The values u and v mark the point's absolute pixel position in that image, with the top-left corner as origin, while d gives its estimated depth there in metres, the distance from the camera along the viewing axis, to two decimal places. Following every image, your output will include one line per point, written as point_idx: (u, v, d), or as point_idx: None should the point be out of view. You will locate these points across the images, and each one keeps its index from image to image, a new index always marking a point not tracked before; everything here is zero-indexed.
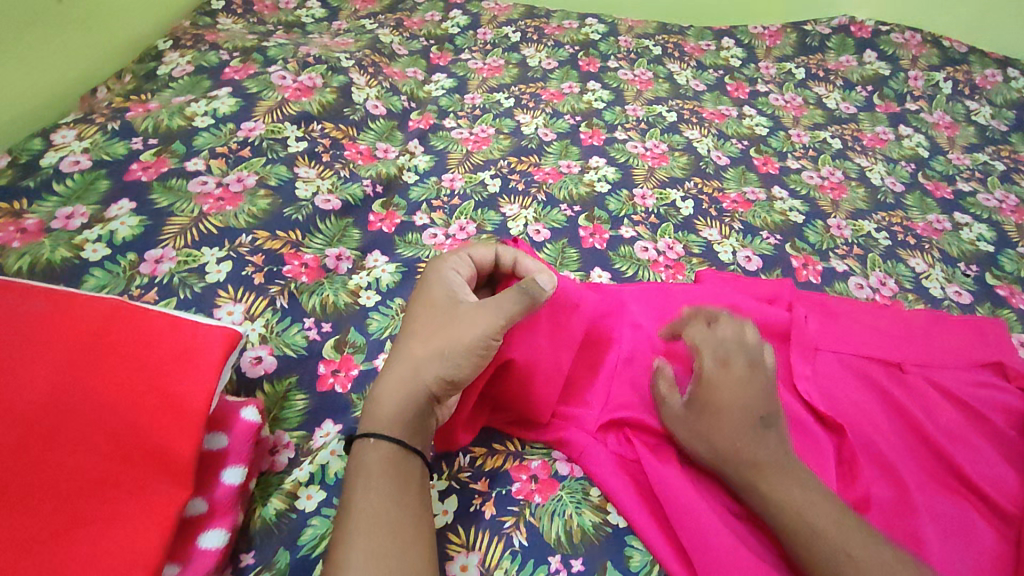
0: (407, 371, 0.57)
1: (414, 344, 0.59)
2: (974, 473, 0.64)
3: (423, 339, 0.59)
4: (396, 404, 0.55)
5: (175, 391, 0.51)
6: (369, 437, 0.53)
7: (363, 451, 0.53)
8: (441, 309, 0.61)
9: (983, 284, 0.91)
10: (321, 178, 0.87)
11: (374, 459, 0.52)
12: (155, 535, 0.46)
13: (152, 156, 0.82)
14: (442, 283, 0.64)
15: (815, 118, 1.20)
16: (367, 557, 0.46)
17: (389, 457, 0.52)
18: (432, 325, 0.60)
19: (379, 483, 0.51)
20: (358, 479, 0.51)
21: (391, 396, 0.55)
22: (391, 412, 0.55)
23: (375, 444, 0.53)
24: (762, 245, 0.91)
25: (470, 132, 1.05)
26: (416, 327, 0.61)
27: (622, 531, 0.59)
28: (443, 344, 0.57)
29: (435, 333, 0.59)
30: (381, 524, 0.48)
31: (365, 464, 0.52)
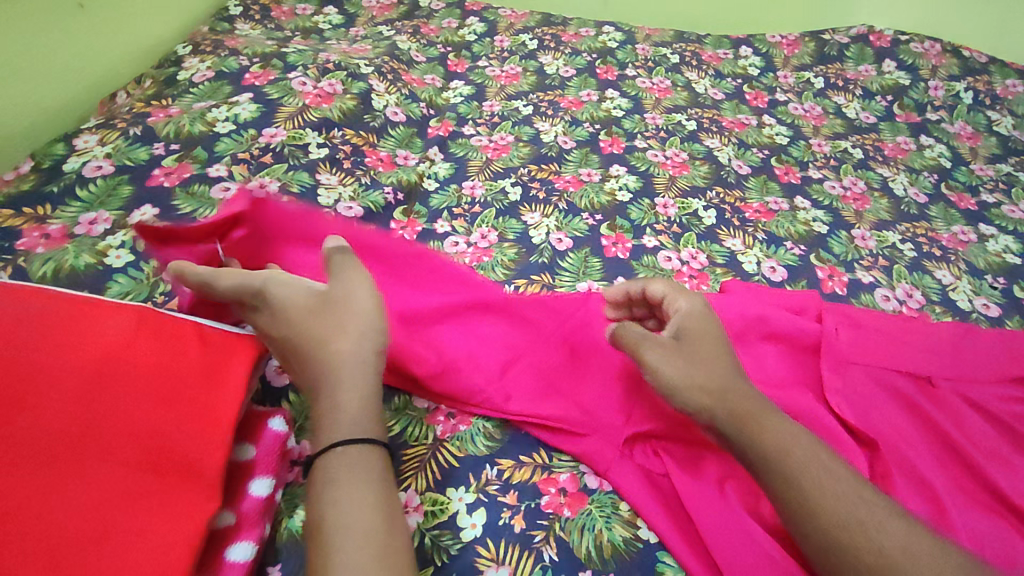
0: (337, 356, 0.52)
1: (326, 342, 0.52)
2: (1012, 488, 0.62)
3: (352, 330, 0.53)
4: (338, 391, 0.50)
5: (201, 401, 0.52)
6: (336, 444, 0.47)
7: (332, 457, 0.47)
8: (338, 303, 0.54)
9: (1011, 296, 0.89)
10: (343, 186, 0.87)
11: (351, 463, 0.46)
12: (183, 547, 0.45)
13: (174, 162, 0.82)
14: (289, 286, 0.55)
15: (835, 128, 1.19)
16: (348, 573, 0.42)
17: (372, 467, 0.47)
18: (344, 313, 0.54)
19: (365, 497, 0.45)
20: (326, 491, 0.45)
21: (342, 389, 0.50)
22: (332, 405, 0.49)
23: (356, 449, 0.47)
24: (787, 255, 0.90)
25: (489, 140, 1.05)
26: (303, 327, 0.53)
27: (653, 547, 0.58)
28: (348, 321, 0.53)
29: (362, 325, 0.54)
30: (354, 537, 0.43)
31: (330, 475, 0.46)
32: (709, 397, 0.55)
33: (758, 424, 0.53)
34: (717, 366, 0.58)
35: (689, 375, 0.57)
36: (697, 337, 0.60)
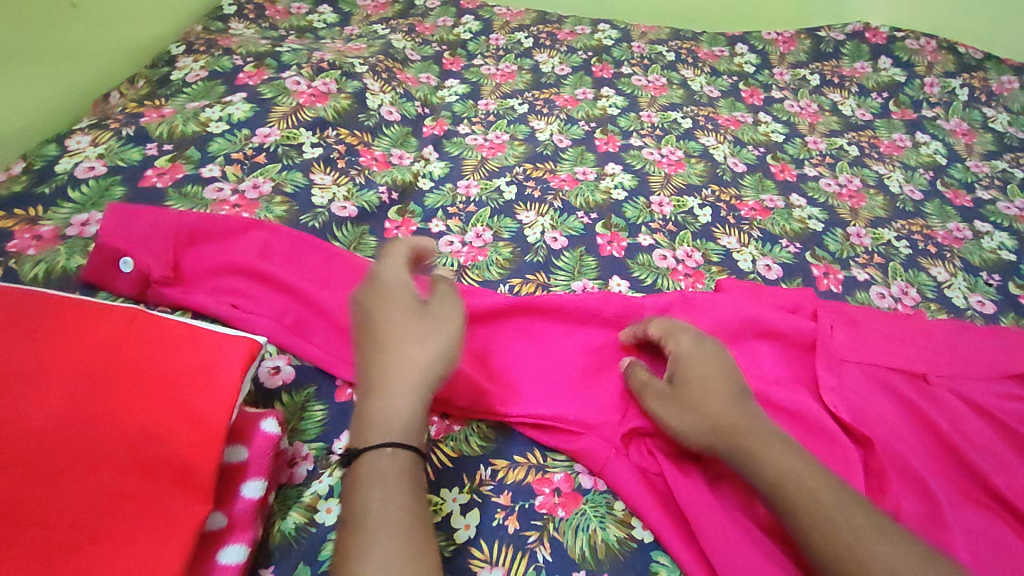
0: (410, 370, 0.54)
1: (409, 346, 0.55)
2: (1006, 486, 0.62)
3: (434, 351, 0.55)
4: (392, 399, 0.52)
5: (193, 403, 0.51)
6: (385, 445, 0.49)
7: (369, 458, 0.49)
8: (435, 322, 0.57)
9: (1006, 294, 0.89)
10: (337, 185, 0.87)
11: (387, 465, 0.49)
12: (173, 551, 0.45)
13: (167, 162, 0.82)
14: (397, 287, 0.59)
15: (831, 125, 1.19)
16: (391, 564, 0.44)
17: (409, 470, 0.49)
18: (433, 333, 0.56)
19: (403, 501, 0.47)
20: (375, 488, 0.47)
21: (398, 397, 0.52)
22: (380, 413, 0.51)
23: (401, 454, 0.49)
24: (782, 253, 0.89)
25: (484, 138, 1.04)
26: (390, 331, 0.56)
27: (648, 547, 0.58)
28: (434, 337, 0.56)
29: (441, 342, 0.56)
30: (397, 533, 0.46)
31: (379, 473, 0.48)
32: (707, 430, 0.57)
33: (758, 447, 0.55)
34: (724, 397, 0.59)
35: (690, 418, 0.59)
36: (707, 364, 0.62)
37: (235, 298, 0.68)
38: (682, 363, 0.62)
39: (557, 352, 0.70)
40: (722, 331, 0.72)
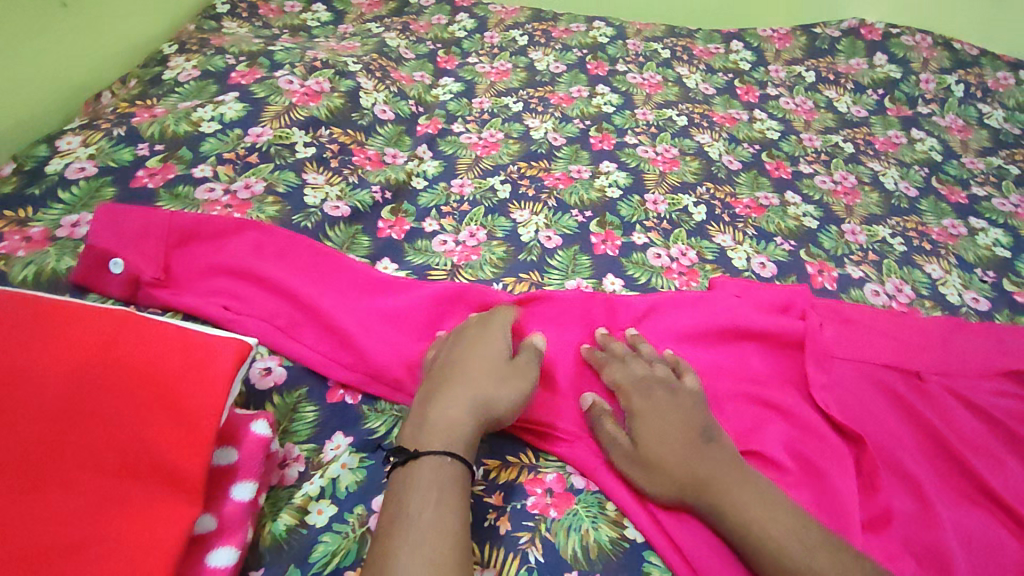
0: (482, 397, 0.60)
1: (487, 390, 0.61)
2: (997, 483, 0.62)
3: (507, 390, 0.61)
4: (460, 417, 0.58)
5: (183, 404, 0.50)
6: (443, 453, 0.55)
7: (418, 465, 0.54)
8: (516, 367, 0.64)
9: (1000, 291, 0.89)
10: (330, 185, 0.86)
11: (432, 475, 0.53)
12: (163, 555, 0.44)
13: (158, 162, 0.81)
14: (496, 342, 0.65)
15: (826, 122, 1.19)
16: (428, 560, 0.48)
17: (452, 481, 0.54)
18: (514, 377, 0.63)
19: (451, 507, 0.52)
20: (432, 492, 0.52)
21: (460, 419, 0.58)
22: (445, 426, 0.57)
23: (449, 463, 0.55)
24: (776, 251, 0.89)
25: (479, 137, 1.04)
26: (472, 376, 0.61)
27: (640, 547, 0.58)
28: (510, 390, 0.62)
29: (519, 386, 0.62)
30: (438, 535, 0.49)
31: (438, 479, 0.53)
32: (675, 489, 0.58)
33: (726, 499, 0.55)
34: (686, 451, 0.59)
35: (659, 481, 0.58)
36: (665, 417, 0.62)
37: (225, 299, 0.68)
38: (640, 417, 0.63)
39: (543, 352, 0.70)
40: (714, 329, 0.72)
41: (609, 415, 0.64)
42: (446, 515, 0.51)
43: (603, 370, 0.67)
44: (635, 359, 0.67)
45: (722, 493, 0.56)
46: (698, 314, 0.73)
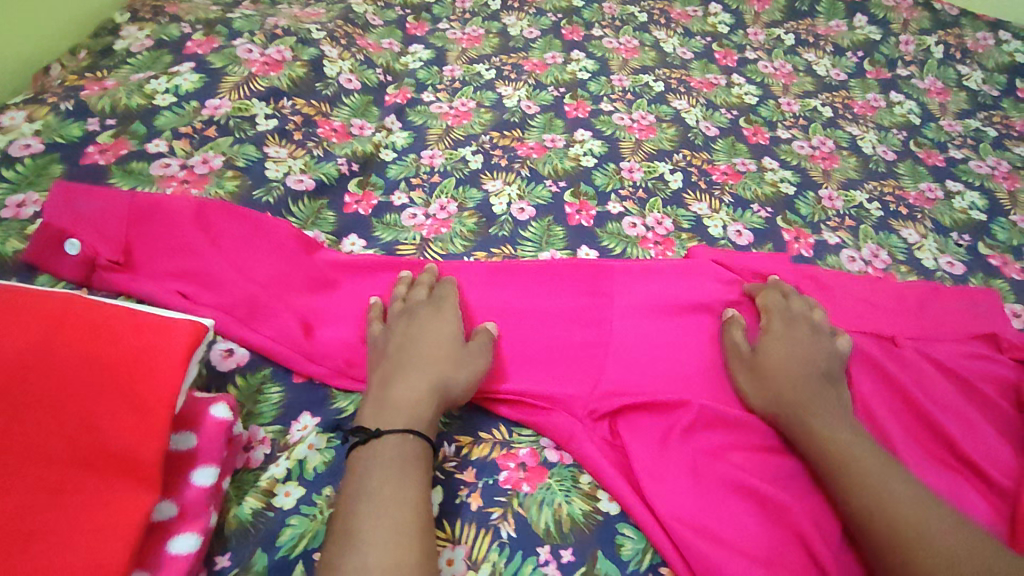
0: (437, 377, 0.60)
1: (442, 368, 0.61)
2: (967, 445, 0.63)
3: (450, 362, 0.61)
4: (418, 394, 0.58)
5: (138, 391, 0.48)
6: (408, 431, 0.55)
7: (382, 441, 0.54)
8: (471, 349, 0.63)
9: (975, 254, 0.89)
10: (293, 158, 0.83)
11: (397, 452, 0.53)
12: (120, 543, 0.43)
13: (109, 137, 0.77)
14: (447, 322, 0.65)
15: (805, 86, 1.17)
16: (387, 532, 0.48)
17: (416, 460, 0.54)
18: (471, 361, 0.62)
19: (410, 480, 0.52)
20: (394, 467, 0.52)
21: (418, 393, 0.58)
22: (407, 408, 0.57)
23: (413, 440, 0.55)
24: (753, 218, 0.88)
25: (449, 107, 1.00)
26: (421, 354, 0.62)
27: (613, 519, 0.58)
28: (459, 366, 0.61)
29: (478, 369, 0.62)
30: (395, 507, 0.49)
31: (399, 454, 0.53)
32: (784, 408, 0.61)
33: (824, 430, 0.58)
34: (800, 371, 0.63)
35: (787, 398, 0.61)
36: (796, 343, 0.66)
37: (183, 285, 0.65)
38: (767, 339, 0.66)
39: (520, 327, 0.69)
40: (702, 298, 0.71)
41: (742, 327, 0.68)
42: (409, 490, 0.51)
43: (761, 293, 0.72)
44: (796, 298, 0.71)
45: (814, 409, 0.60)
46: (682, 287, 0.72)
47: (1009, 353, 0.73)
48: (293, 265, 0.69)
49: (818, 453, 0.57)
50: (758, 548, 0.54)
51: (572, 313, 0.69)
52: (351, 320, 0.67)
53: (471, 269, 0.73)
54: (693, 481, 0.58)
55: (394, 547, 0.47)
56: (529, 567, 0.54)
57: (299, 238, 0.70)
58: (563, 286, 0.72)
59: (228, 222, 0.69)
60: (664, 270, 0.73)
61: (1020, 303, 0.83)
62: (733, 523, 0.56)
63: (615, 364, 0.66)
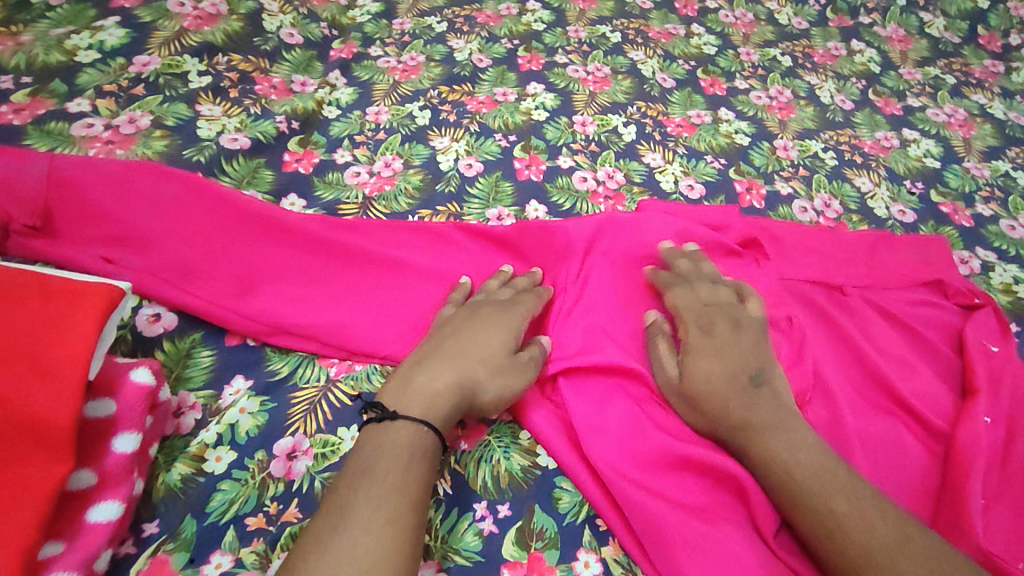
0: (471, 373, 0.57)
1: (482, 372, 0.58)
2: (907, 391, 0.64)
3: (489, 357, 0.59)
4: (446, 385, 0.56)
5: (44, 358, 0.46)
6: (423, 423, 0.52)
7: (396, 425, 0.52)
8: (521, 360, 0.60)
9: (927, 201, 0.89)
10: (228, 116, 0.79)
11: (408, 440, 0.51)
12: (28, 514, 0.41)
13: (26, 96, 0.73)
14: (509, 328, 0.62)
15: (765, 35, 1.14)
16: (382, 518, 0.45)
17: (426, 453, 0.51)
18: (511, 373, 0.59)
19: (415, 471, 0.49)
20: (403, 456, 0.50)
21: (442, 385, 0.55)
22: (428, 395, 0.55)
23: (426, 433, 0.52)
24: (706, 170, 0.87)
25: (398, 61, 0.95)
26: (466, 351, 0.59)
27: (551, 473, 0.58)
28: (499, 376, 0.58)
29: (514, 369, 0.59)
30: (396, 495, 0.47)
31: (404, 444, 0.51)
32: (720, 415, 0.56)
33: (767, 428, 0.55)
34: (729, 385, 0.57)
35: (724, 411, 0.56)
36: (720, 350, 0.60)
37: (105, 248, 0.62)
38: (695, 353, 0.60)
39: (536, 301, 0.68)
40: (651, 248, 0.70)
41: (667, 336, 0.63)
42: (413, 476, 0.49)
43: (670, 293, 0.66)
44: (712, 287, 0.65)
45: (757, 425, 0.55)
46: (634, 237, 0.70)
47: (954, 300, 0.73)
48: (221, 224, 0.66)
49: (763, 431, 0.55)
50: (694, 499, 0.55)
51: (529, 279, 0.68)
52: (287, 279, 0.65)
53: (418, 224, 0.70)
54: (636, 441, 0.58)
55: (388, 535, 0.45)
56: (464, 523, 0.54)
57: (231, 194, 0.67)
58: (514, 252, 0.71)
59: (153, 181, 0.66)
60: (620, 220, 0.71)
61: (968, 249, 0.84)
62: (670, 479, 0.56)
63: (564, 322, 0.65)
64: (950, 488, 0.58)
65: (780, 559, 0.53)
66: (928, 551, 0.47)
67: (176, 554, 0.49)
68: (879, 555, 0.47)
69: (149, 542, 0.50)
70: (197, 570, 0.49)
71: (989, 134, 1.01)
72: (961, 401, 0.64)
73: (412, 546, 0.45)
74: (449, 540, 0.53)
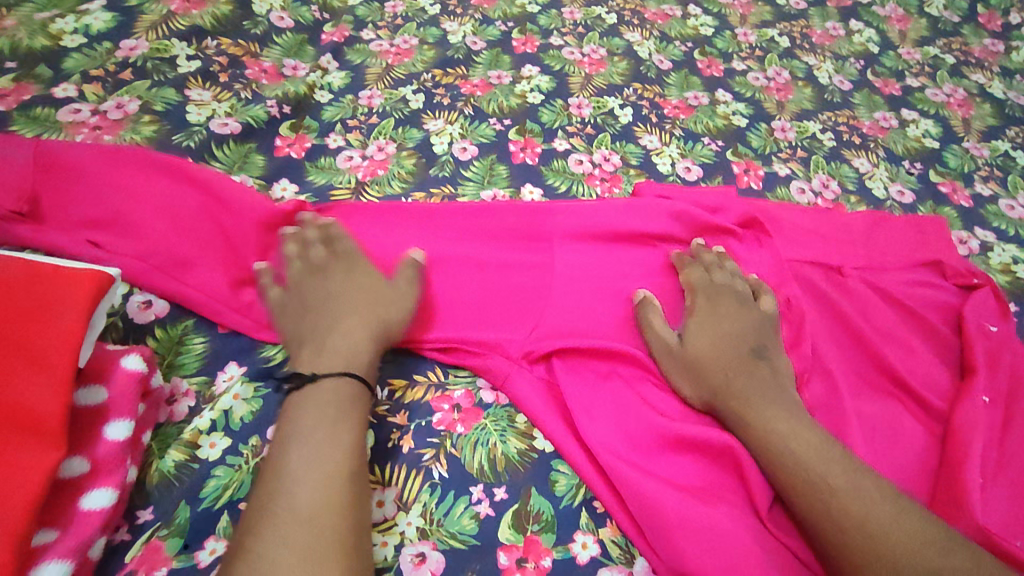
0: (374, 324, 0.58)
1: (378, 314, 0.59)
2: (907, 372, 0.64)
3: (409, 308, 0.60)
4: (355, 340, 0.57)
5: (34, 345, 0.45)
6: (343, 375, 0.53)
7: (317, 386, 0.52)
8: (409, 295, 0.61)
9: (926, 182, 0.88)
10: (218, 101, 0.78)
11: (333, 395, 0.52)
12: (20, 500, 0.41)
13: (10, 82, 0.72)
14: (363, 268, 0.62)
15: (762, 15, 1.12)
16: (318, 473, 0.47)
17: (355, 403, 0.53)
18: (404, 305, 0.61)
19: (348, 425, 0.51)
20: (331, 410, 0.51)
21: (349, 340, 0.57)
22: (342, 354, 0.56)
23: (349, 382, 0.53)
24: (703, 152, 0.86)
25: (390, 44, 0.94)
26: (351, 301, 0.60)
27: (549, 456, 0.58)
28: (391, 311, 0.60)
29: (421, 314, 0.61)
30: (328, 449, 0.48)
31: (329, 399, 0.52)
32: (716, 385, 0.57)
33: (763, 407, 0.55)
34: (728, 356, 0.59)
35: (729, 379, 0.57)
36: (720, 323, 0.62)
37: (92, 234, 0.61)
38: (694, 321, 0.62)
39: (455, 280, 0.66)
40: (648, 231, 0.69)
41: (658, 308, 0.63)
42: (345, 431, 0.50)
43: (683, 270, 0.67)
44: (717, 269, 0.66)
45: (751, 397, 0.56)
46: (628, 220, 0.70)
47: (954, 280, 0.73)
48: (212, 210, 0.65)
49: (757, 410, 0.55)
50: (686, 478, 0.55)
51: (507, 257, 0.67)
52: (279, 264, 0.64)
53: (411, 208, 0.69)
54: (629, 420, 0.58)
55: (326, 487, 0.46)
56: (461, 507, 0.54)
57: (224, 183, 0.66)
58: (496, 232, 0.69)
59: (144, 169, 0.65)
60: (613, 205, 0.71)
61: (967, 230, 0.83)
62: (663, 458, 0.56)
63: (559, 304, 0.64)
64: (948, 466, 0.57)
65: (776, 538, 0.53)
66: (924, 529, 0.47)
67: (170, 540, 0.49)
68: (876, 534, 0.47)
69: (143, 529, 0.49)
70: (191, 556, 0.49)
71: (989, 114, 1.00)
72: (960, 381, 0.64)
73: (354, 497, 0.47)
74: (444, 523, 0.53)
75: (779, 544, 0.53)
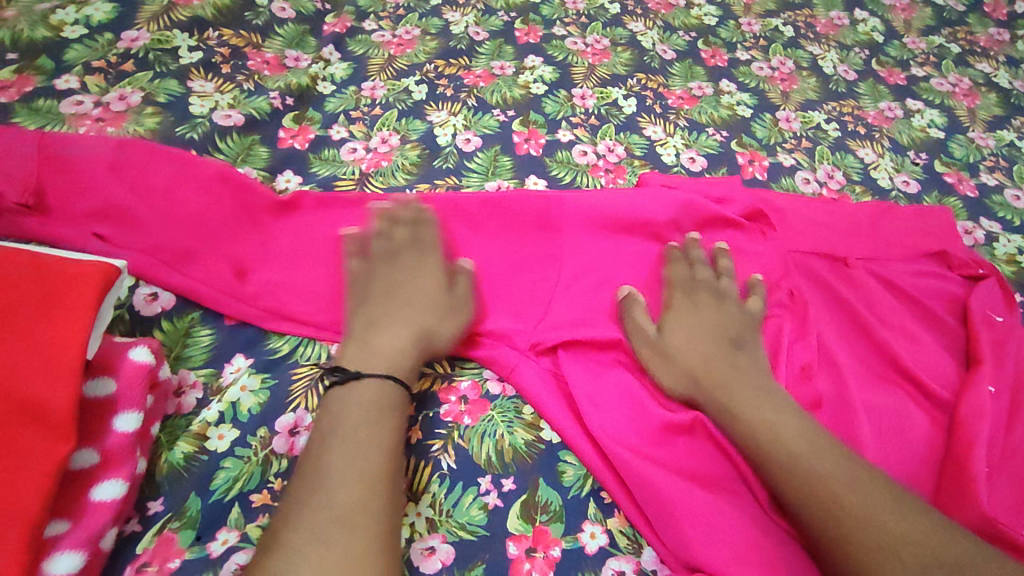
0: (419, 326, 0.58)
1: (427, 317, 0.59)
2: (912, 362, 0.64)
3: (451, 308, 0.60)
4: (400, 342, 0.57)
5: (42, 337, 0.45)
6: (387, 377, 0.53)
7: (362, 384, 0.52)
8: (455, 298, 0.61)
9: (931, 172, 0.88)
10: (220, 92, 0.78)
11: (374, 395, 0.52)
12: (31, 492, 0.41)
13: (12, 73, 0.71)
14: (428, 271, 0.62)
15: (767, 4, 1.11)
16: (355, 474, 0.47)
17: (395, 403, 0.52)
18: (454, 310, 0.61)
19: (386, 425, 0.50)
20: (371, 410, 0.51)
21: (394, 342, 0.57)
22: (389, 355, 0.56)
23: (393, 387, 0.53)
24: (707, 142, 0.86)
25: (392, 34, 0.93)
26: (402, 303, 0.60)
27: (556, 447, 0.58)
28: (444, 315, 0.60)
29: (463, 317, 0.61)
30: (366, 449, 0.48)
31: (370, 399, 0.51)
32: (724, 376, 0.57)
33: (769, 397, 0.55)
34: (715, 353, 0.58)
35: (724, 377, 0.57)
36: (703, 322, 0.61)
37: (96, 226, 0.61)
38: (675, 318, 0.61)
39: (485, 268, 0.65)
40: (655, 220, 0.69)
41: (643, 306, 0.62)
42: (383, 430, 0.50)
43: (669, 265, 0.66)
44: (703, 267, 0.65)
45: (756, 390, 0.56)
46: (639, 209, 0.69)
47: (959, 271, 0.72)
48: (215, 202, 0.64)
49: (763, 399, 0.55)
50: (693, 468, 0.55)
51: (521, 248, 0.66)
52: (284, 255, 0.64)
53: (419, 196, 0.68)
54: (638, 412, 0.58)
55: (363, 488, 0.46)
56: (469, 497, 0.54)
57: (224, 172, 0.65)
58: (506, 220, 0.67)
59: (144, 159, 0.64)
60: (624, 193, 0.69)
61: (972, 220, 0.83)
62: (670, 449, 0.56)
63: (568, 296, 0.63)
64: (953, 456, 0.58)
65: (782, 527, 0.53)
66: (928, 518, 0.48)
67: (181, 532, 0.49)
68: (883, 523, 0.47)
69: (154, 520, 0.50)
70: (203, 547, 0.49)
71: (994, 104, 1.00)
72: (965, 371, 0.64)
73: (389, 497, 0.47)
74: (452, 513, 0.53)
75: (785, 533, 0.53)
